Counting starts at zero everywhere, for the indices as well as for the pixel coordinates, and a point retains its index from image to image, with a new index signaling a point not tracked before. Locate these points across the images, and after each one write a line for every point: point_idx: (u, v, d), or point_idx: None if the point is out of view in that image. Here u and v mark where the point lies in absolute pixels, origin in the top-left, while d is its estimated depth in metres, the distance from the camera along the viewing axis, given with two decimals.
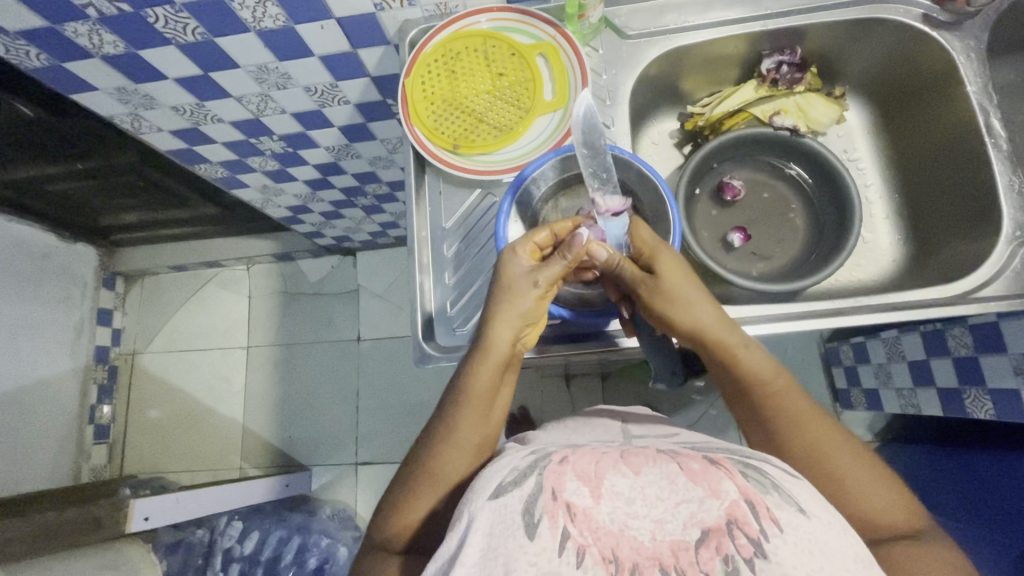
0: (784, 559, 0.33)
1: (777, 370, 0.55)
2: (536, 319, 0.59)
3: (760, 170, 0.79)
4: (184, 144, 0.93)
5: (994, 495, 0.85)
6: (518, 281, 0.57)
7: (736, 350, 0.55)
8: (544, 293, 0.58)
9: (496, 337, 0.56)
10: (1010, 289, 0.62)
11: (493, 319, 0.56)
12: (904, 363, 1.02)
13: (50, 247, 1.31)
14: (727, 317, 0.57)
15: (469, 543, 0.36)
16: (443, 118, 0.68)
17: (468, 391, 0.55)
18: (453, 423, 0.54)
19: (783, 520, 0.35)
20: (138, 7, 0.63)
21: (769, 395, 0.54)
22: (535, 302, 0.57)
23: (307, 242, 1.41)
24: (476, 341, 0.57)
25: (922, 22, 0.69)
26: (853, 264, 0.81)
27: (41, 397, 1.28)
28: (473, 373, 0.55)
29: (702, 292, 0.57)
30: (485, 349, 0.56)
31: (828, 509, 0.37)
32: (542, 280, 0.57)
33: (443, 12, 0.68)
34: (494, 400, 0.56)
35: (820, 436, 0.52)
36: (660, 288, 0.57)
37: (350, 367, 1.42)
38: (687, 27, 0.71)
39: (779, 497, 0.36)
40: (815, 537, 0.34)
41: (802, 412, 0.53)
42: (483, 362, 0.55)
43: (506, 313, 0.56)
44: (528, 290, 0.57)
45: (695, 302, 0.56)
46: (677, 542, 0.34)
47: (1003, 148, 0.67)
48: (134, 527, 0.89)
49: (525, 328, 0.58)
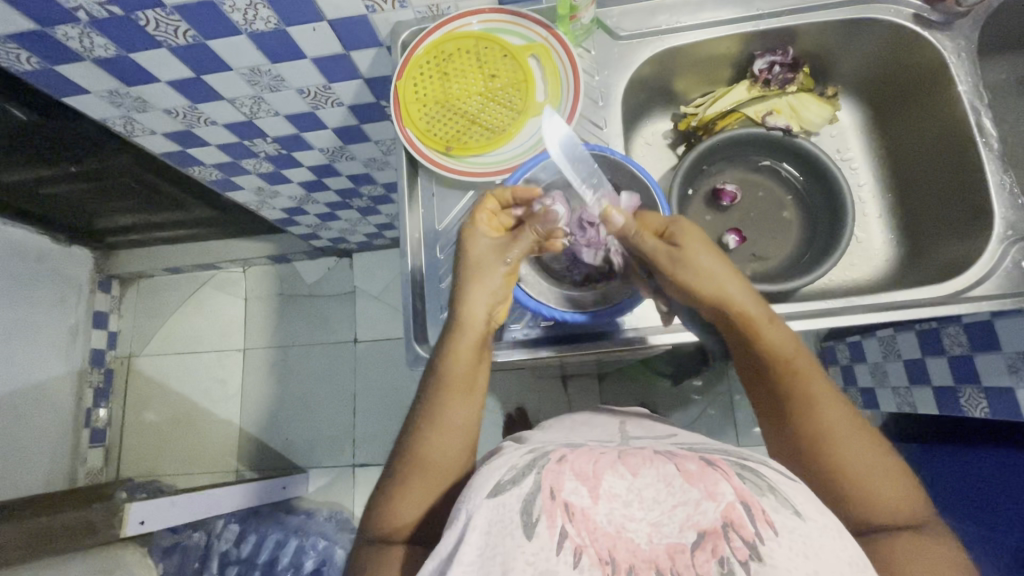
0: (779, 561, 0.33)
1: (801, 351, 0.55)
2: (505, 297, 0.62)
3: (755, 172, 0.79)
4: (178, 146, 0.93)
5: (991, 493, 0.85)
6: (485, 257, 0.61)
7: (760, 323, 0.56)
8: (512, 269, 0.62)
9: (469, 311, 0.58)
10: (1004, 288, 0.62)
11: (467, 290, 0.59)
12: (900, 362, 1.02)
13: (45, 250, 1.30)
14: (754, 293, 0.58)
15: (466, 542, 0.36)
16: (436, 121, 0.68)
17: (446, 368, 0.56)
18: (438, 400, 0.54)
19: (779, 522, 0.35)
20: (129, 10, 0.63)
21: (788, 370, 0.53)
22: (503, 278, 0.61)
23: (303, 243, 1.40)
24: (451, 319, 0.59)
25: (913, 22, 0.69)
26: (848, 263, 0.80)
27: (36, 401, 1.28)
28: (450, 345, 0.57)
29: (727, 269, 0.59)
30: (461, 324, 0.58)
31: (824, 512, 0.37)
32: (509, 258, 0.61)
33: (435, 13, 0.68)
34: (475, 378, 0.56)
35: (834, 418, 0.51)
36: (683, 259, 0.59)
37: (347, 368, 1.42)
38: (679, 27, 0.71)
39: (775, 500, 0.36)
40: (810, 541, 0.34)
41: (821, 393, 0.52)
42: (459, 335, 0.57)
43: (479, 286, 0.59)
44: (496, 266, 0.61)
45: (718, 275, 0.58)
46: (674, 545, 0.34)
47: (994, 147, 0.68)
48: (129, 530, 0.88)
49: (496, 304, 0.60)
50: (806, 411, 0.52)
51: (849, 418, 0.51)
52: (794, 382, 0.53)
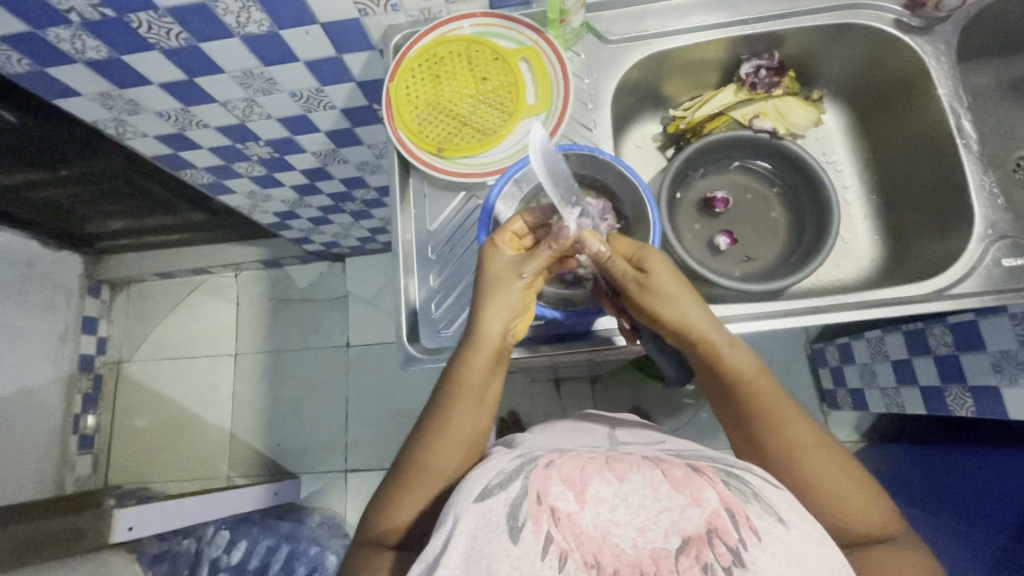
0: (762, 568, 0.33)
1: (761, 367, 0.55)
2: (523, 311, 0.59)
3: (743, 174, 0.81)
4: (170, 150, 0.93)
5: (978, 491, 0.87)
6: (502, 272, 0.57)
7: (721, 347, 0.55)
8: (531, 283, 0.58)
9: (485, 329, 0.56)
10: (984, 286, 0.64)
11: (481, 309, 0.56)
12: (888, 363, 1.03)
13: (34, 255, 1.29)
14: (713, 315, 0.57)
15: (453, 545, 0.36)
16: (427, 122, 0.69)
17: (459, 384, 0.55)
18: (444, 414, 0.54)
19: (762, 528, 0.35)
20: (121, 12, 0.63)
21: (753, 390, 0.54)
22: (520, 293, 0.58)
23: (295, 248, 1.41)
24: (467, 334, 0.57)
25: (894, 27, 0.71)
26: (834, 264, 0.82)
27: (25, 406, 1.27)
28: (465, 364, 0.55)
29: (689, 290, 0.56)
30: (475, 342, 0.56)
31: (807, 520, 0.37)
32: (527, 271, 0.57)
33: (428, 17, 0.69)
34: (484, 392, 0.56)
35: (800, 437, 0.52)
36: (649, 288, 0.56)
37: (339, 373, 1.42)
38: (666, 32, 0.72)
39: (759, 507, 0.36)
40: (794, 547, 0.34)
41: (782, 409, 0.53)
42: (474, 354, 0.55)
43: (494, 305, 0.56)
44: (513, 281, 0.57)
45: (682, 301, 0.56)
46: (657, 550, 0.33)
47: (973, 148, 0.69)
48: (117, 537, 0.87)
49: (513, 319, 0.58)
50: (775, 431, 0.52)
51: (813, 432, 0.52)
52: (759, 402, 0.53)
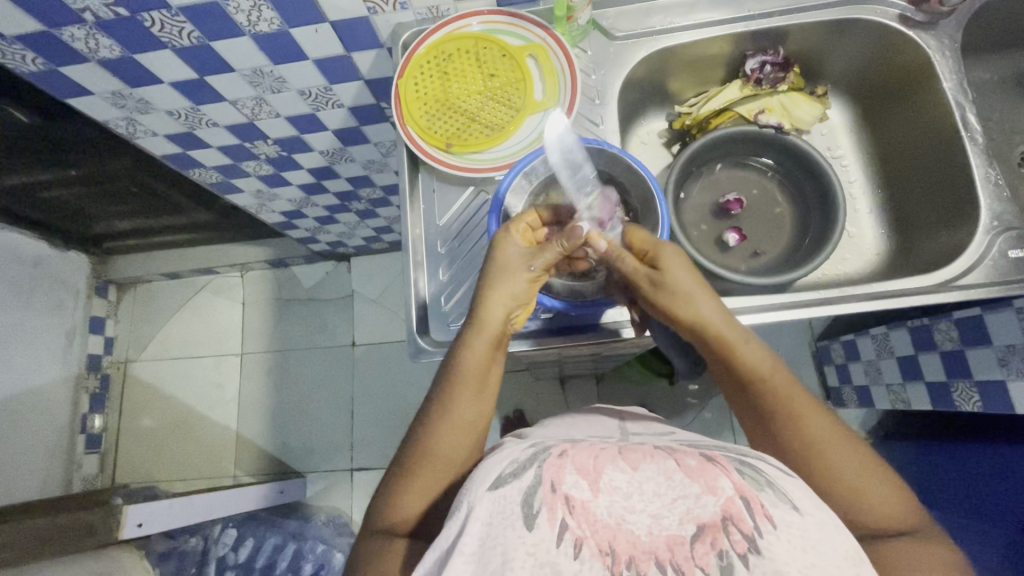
0: (778, 554, 0.33)
1: (777, 364, 0.55)
2: (526, 301, 0.60)
3: (748, 170, 0.81)
4: (179, 148, 0.94)
5: (987, 487, 0.87)
6: (511, 262, 0.58)
7: (737, 343, 0.55)
8: (537, 275, 0.59)
9: (491, 312, 0.57)
10: (991, 277, 0.64)
11: (486, 295, 0.57)
12: (893, 359, 1.03)
13: (42, 255, 1.30)
14: (729, 313, 0.57)
15: (468, 532, 0.35)
16: (437, 119, 0.69)
17: (462, 368, 0.55)
18: (450, 396, 0.54)
19: (777, 516, 0.34)
20: (135, 11, 0.64)
21: (769, 390, 0.53)
22: (527, 284, 0.59)
23: (301, 248, 1.42)
24: (472, 318, 0.57)
25: (898, 22, 0.71)
26: (839, 258, 0.82)
27: (31, 406, 1.27)
28: (469, 347, 0.56)
29: (704, 288, 0.57)
30: (479, 325, 0.57)
31: (821, 507, 0.37)
32: (536, 265, 0.59)
33: (435, 16, 0.69)
34: (488, 377, 0.56)
35: (817, 427, 0.51)
36: (665, 283, 0.57)
37: (344, 372, 1.43)
38: (672, 28, 0.73)
39: (774, 494, 0.36)
40: (807, 535, 0.34)
41: (800, 407, 0.52)
42: (478, 337, 0.56)
43: (500, 291, 0.57)
44: (521, 272, 0.58)
45: (697, 297, 0.56)
46: (673, 536, 0.34)
47: (978, 142, 0.70)
48: (127, 533, 0.88)
49: (516, 308, 0.59)
50: (791, 424, 0.52)
51: (830, 424, 0.52)
52: (775, 401, 0.53)
